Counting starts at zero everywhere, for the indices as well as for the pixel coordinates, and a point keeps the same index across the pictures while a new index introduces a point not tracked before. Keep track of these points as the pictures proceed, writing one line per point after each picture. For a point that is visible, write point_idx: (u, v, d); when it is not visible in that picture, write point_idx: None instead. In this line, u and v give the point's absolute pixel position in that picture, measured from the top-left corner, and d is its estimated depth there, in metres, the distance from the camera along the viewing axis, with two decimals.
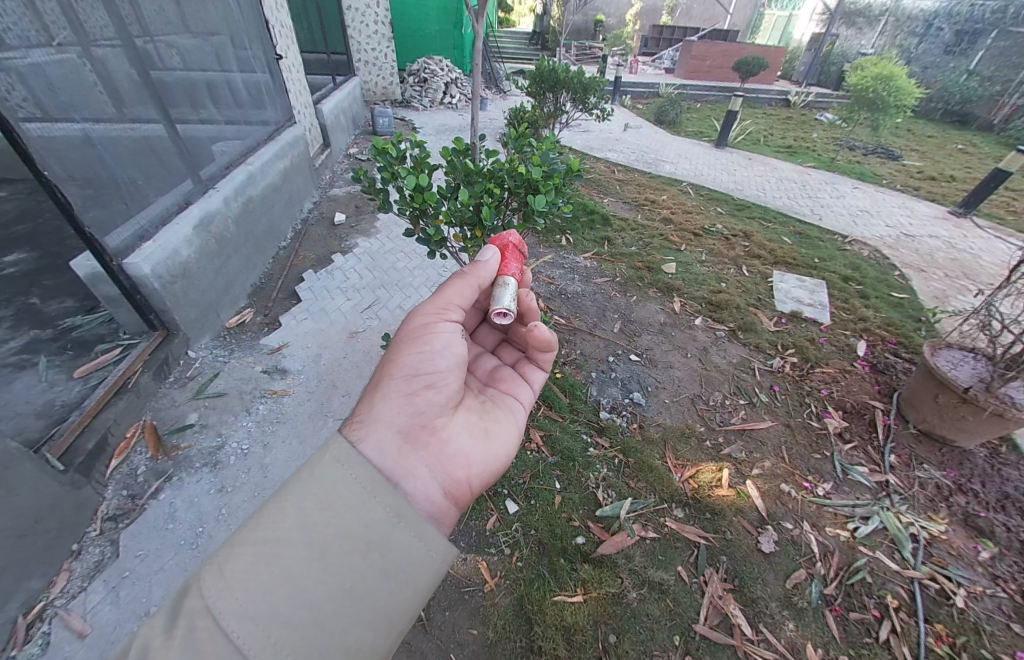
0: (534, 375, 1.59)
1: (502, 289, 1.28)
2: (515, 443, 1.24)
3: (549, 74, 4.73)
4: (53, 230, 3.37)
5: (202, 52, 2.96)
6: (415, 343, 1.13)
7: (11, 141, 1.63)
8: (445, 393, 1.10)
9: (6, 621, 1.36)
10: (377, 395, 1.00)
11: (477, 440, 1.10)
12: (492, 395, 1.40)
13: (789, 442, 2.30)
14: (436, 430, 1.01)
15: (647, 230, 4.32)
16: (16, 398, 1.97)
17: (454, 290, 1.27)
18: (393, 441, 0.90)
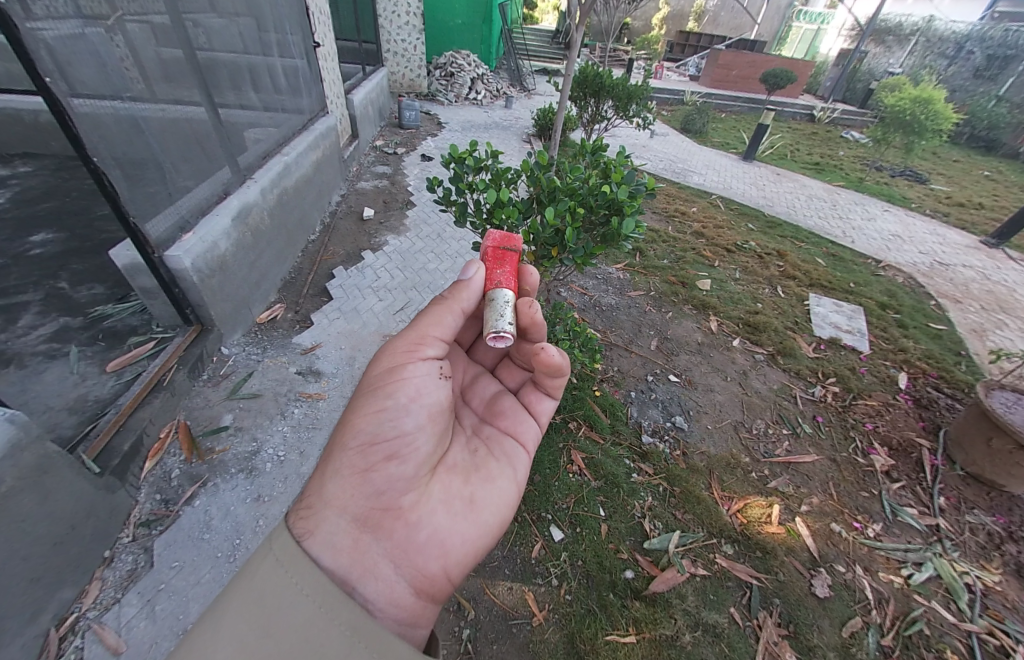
0: (540, 406, 1.35)
1: (494, 308, 1.07)
2: (510, 507, 1.07)
3: (593, 79, 4.71)
4: (79, 210, 3.30)
5: (245, 36, 2.88)
6: (374, 398, 0.97)
7: (58, 116, 1.55)
8: (413, 458, 0.95)
9: (39, 634, 1.31)
10: (328, 470, 0.88)
11: (457, 513, 0.95)
12: (487, 439, 1.20)
13: (837, 478, 2.22)
14: (402, 511, 0.88)
15: (679, 243, 4.23)
16: (46, 389, 1.90)
17: (434, 319, 1.11)
18: (346, 531, 0.79)
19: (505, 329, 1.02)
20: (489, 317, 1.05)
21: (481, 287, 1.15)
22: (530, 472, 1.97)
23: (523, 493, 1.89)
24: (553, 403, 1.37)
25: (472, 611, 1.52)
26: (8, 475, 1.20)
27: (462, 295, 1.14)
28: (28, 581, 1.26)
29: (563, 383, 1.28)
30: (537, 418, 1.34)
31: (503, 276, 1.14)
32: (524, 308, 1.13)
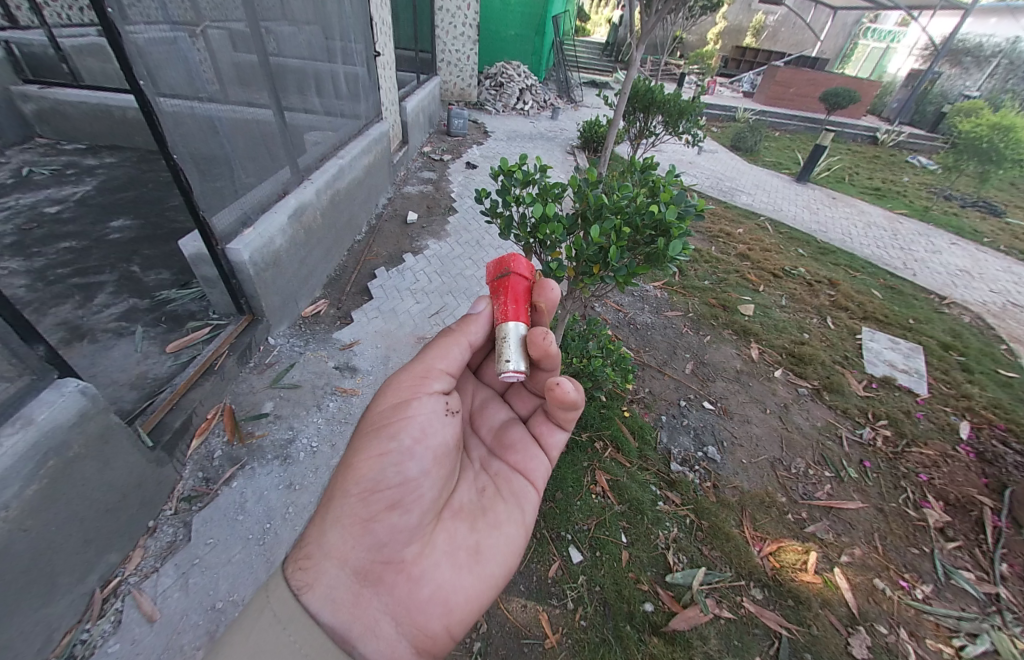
0: (553, 438, 1.30)
1: (504, 344, 1.00)
2: (517, 554, 1.06)
3: (644, 94, 4.67)
4: (153, 200, 3.60)
5: (314, 45, 3.07)
6: (375, 443, 0.95)
7: (147, 114, 1.70)
8: (416, 507, 0.95)
9: (86, 593, 1.42)
10: (329, 516, 0.89)
11: (461, 564, 0.96)
12: (495, 475, 1.19)
13: (883, 530, 2.04)
14: (404, 564, 0.89)
15: (722, 265, 4.10)
16: (113, 364, 2.08)
17: (439, 352, 1.09)
18: (345, 588, 0.81)
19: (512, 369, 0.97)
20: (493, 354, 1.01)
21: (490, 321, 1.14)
22: (553, 488, 1.95)
23: (544, 510, 1.87)
24: (566, 435, 1.31)
25: (485, 624, 1.51)
26: (75, 442, 1.32)
27: (470, 329, 1.13)
28: (81, 542, 1.38)
29: (576, 418, 1.22)
30: (548, 451, 1.29)
31: (513, 306, 1.05)
32: (535, 336, 1.00)
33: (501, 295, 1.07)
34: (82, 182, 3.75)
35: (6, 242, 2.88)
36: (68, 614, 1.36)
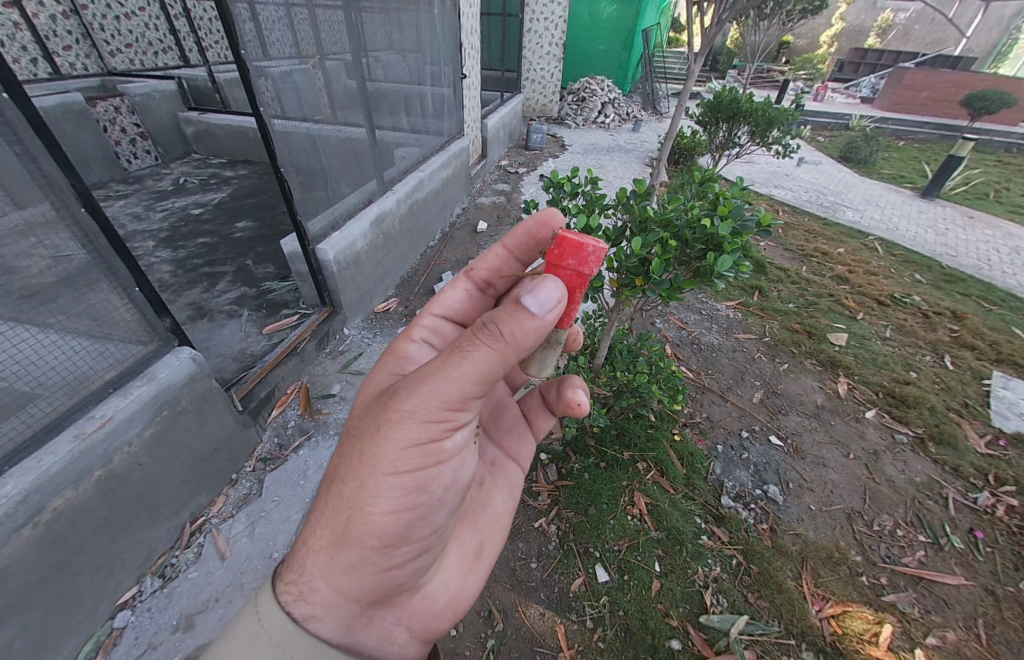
0: (543, 423, 1.44)
1: (551, 350, 0.98)
2: (503, 535, 1.24)
3: (728, 103, 4.44)
4: (271, 207, 4.28)
5: (406, 69, 3.42)
6: (394, 492, 0.78)
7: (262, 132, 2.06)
8: (433, 541, 0.93)
9: (179, 524, 1.75)
10: (338, 560, 0.77)
11: (464, 563, 1.11)
12: (491, 464, 1.30)
13: (992, 617, 1.60)
14: (415, 581, 0.94)
15: (811, 288, 3.65)
16: (224, 339, 2.52)
17: (479, 380, 0.77)
18: (359, 617, 0.81)
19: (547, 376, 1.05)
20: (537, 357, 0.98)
21: (547, 327, 0.79)
22: (585, 502, 1.91)
23: (574, 523, 1.84)
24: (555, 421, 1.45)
25: (500, 623, 1.54)
26: (182, 397, 1.66)
27: (523, 342, 0.76)
28: (180, 482, 1.72)
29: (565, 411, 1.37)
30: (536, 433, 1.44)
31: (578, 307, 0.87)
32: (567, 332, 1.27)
33: (569, 295, 0.84)
34: (222, 190, 4.59)
35: (165, 237, 3.64)
36: (165, 538, 1.69)
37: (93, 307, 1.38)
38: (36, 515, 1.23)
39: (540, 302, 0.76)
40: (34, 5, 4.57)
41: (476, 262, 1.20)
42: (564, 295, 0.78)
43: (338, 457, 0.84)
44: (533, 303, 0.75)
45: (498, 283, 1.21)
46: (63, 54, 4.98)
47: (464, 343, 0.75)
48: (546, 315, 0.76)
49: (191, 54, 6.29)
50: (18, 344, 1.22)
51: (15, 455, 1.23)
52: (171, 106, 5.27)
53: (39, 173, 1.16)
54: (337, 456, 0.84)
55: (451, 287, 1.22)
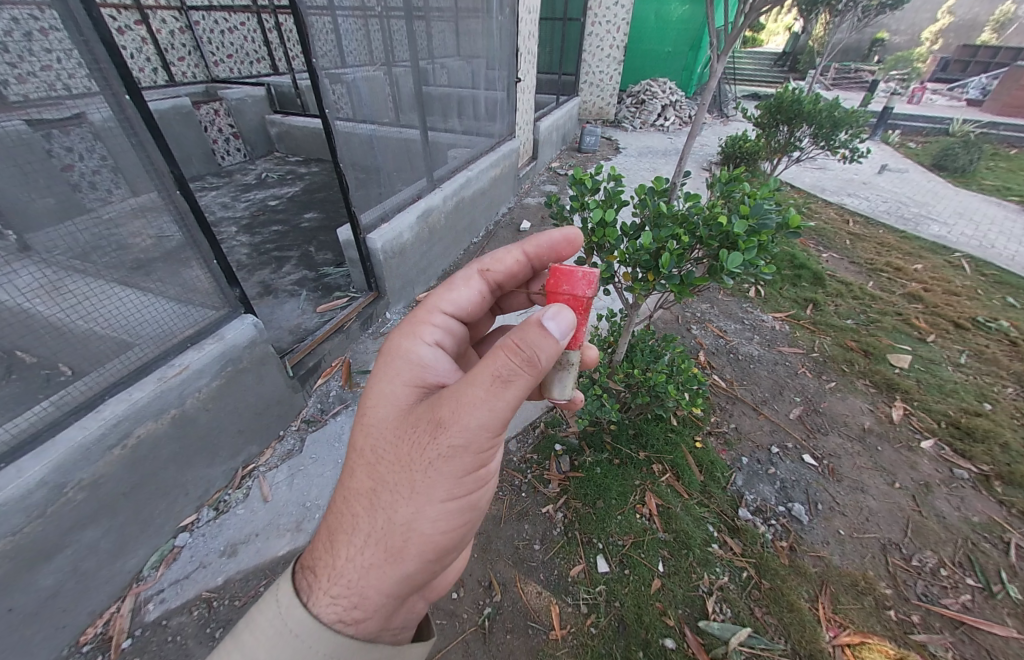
0: None
1: (564, 373, 1.02)
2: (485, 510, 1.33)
3: (790, 104, 4.37)
4: (335, 200, 4.70)
5: (463, 73, 3.61)
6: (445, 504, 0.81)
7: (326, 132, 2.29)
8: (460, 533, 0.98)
9: (234, 467, 2.03)
10: (390, 574, 0.78)
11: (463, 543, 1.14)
12: None
13: None
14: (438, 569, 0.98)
15: (876, 305, 3.34)
16: (284, 314, 2.85)
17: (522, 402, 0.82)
18: (402, 609, 0.84)
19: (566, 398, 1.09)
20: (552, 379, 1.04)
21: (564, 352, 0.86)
22: (594, 495, 1.93)
23: (581, 514, 1.88)
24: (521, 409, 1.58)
25: (498, 595, 1.63)
26: (244, 357, 1.92)
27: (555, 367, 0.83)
28: (238, 430, 1.99)
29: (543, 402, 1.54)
30: None
31: (583, 325, 0.95)
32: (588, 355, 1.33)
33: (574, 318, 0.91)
34: (295, 185, 5.11)
35: (245, 224, 4.13)
36: (221, 477, 1.98)
37: (181, 276, 1.65)
38: (125, 438, 1.51)
39: (561, 326, 0.83)
40: (157, 22, 5.45)
41: (492, 260, 1.15)
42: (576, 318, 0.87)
43: (379, 479, 0.82)
44: (554, 325, 0.82)
45: (506, 285, 1.22)
46: (178, 64, 5.81)
47: (506, 371, 0.77)
48: (564, 337, 0.84)
49: (280, 63, 7.07)
50: (124, 299, 1.51)
51: (113, 387, 1.52)
52: (260, 109, 5.94)
53: (148, 160, 1.42)
54: (376, 478, 0.82)
55: (462, 284, 1.13)
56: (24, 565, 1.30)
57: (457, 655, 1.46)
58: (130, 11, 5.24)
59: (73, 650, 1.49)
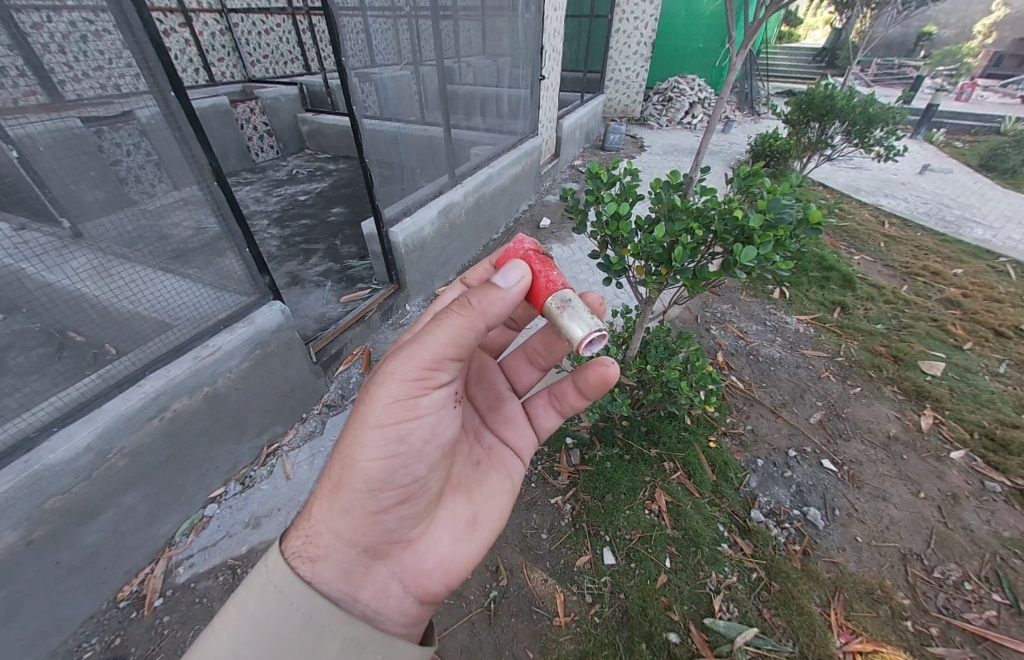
0: (542, 415, 1.41)
1: (570, 312, 0.88)
2: (504, 516, 1.17)
3: (822, 101, 4.27)
4: (360, 196, 4.83)
5: (488, 71, 3.66)
6: (379, 439, 0.87)
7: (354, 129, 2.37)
8: (423, 494, 0.96)
9: (260, 445, 2.15)
10: (334, 505, 0.86)
11: (458, 535, 1.04)
12: (487, 448, 1.27)
13: None
14: (410, 539, 0.95)
15: (909, 310, 3.19)
16: (310, 303, 2.97)
17: (448, 341, 0.87)
18: (355, 562, 0.85)
19: (599, 329, 0.86)
20: (563, 324, 0.89)
21: (518, 291, 0.89)
22: (603, 489, 1.95)
23: (589, 506, 1.89)
24: (559, 420, 1.42)
25: (505, 579, 1.67)
26: (271, 341, 2.03)
27: (487, 308, 0.88)
28: (263, 410, 2.10)
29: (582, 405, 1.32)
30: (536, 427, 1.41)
31: (551, 270, 0.95)
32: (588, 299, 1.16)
33: (536, 267, 0.97)
34: (324, 181, 5.29)
35: (276, 218, 4.31)
36: (248, 454, 2.09)
37: (218, 263, 1.76)
38: (162, 411, 1.63)
39: (505, 276, 0.89)
40: (200, 24, 5.74)
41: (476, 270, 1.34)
42: (524, 267, 0.91)
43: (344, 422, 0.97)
44: (501, 279, 0.89)
45: None
46: (218, 64, 6.11)
47: (433, 314, 0.89)
48: (513, 287, 0.89)
49: (313, 62, 7.31)
50: (165, 284, 1.62)
51: (153, 363, 1.64)
52: (293, 108, 6.16)
53: (189, 153, 1.51)
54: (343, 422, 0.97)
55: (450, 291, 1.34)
56: (71, 523, 1.43)
57: (463, 634, 1.51)
58: (176, 15, 5.54)
59: (111, 606, 1.62)
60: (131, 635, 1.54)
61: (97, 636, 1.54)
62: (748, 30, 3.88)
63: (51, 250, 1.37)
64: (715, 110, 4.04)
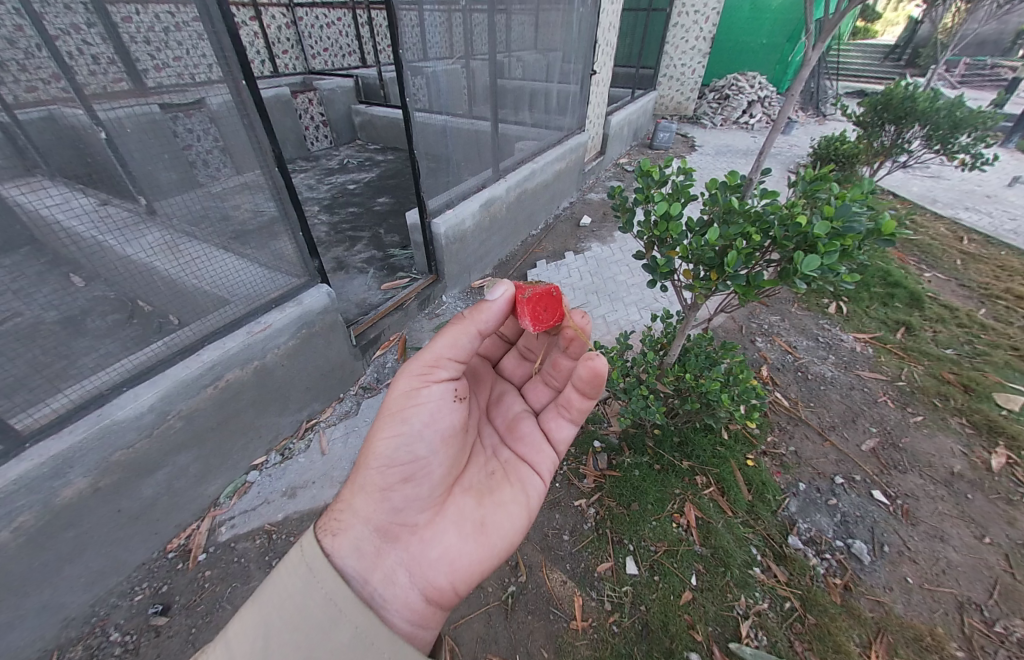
0: (560, 433, 1.35)
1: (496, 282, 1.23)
2: (518, 533, 1.10)
3: (901, 102, 3.92)
4: (405, 187, 4.95)
5: (538, 65, 3.62)
6: (391, 422, 0.98)
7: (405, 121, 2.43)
8: (429, 481, 1.00)
9: (299, 421, 2.27)
10: (356, 484, 0.96)
11: (465, 532, 1.01)
12: (503, 462, 1.24)
13: None
14: (417, 525, 0.97)
15: (985, 335, 2.90)
16: (353, 289, 3.08)
17: (447, 340, 1.03)
18: (368, 541, 0.89)
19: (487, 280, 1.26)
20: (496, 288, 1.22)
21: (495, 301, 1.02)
22: (629, 497, 1.91)
23: (614, 513, 1.86)
24: (573, 429, 1.36)
25: (523, 576, 1.67)
26: (317, 322, 2.12)
27: (480, 316, 1.04)
28: (305, 388, 2.21)
29: (590, 407, 1.28)
30: (554, 447, 1.34)
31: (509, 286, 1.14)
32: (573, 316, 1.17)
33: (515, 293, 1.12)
34: (372, 171, 5.46)
35: (326, 205, 4.51)
36: (288, 428, 2.21)
37: (272, 247, 1.86)
38: (216, 380, 1.75)
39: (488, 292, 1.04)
40: (269, 18, 6.06)
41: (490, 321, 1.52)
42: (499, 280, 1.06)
43: None
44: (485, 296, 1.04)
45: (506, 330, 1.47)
46: (282, 56, 6.44)
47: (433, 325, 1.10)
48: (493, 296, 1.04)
49: (369, 55, 7.53)
50: (224, 261, 1.72)
51: (212, 335, 1.76)
52: (347, 99, 6.40)
53: (255, 139, 1.61)
54: None
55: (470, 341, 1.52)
56: (131, 478, 1.56)
57: (479, 625, 1.53)
58: (248, 8, 5.86)
59: (161, 555, 1.76)
60: (176, 585, 1.67)
61: (147, 582, 1.67)
62: (828, 25, 3.59)
63: (128, 226, 1.50)
64: (783, 111, 3.77)
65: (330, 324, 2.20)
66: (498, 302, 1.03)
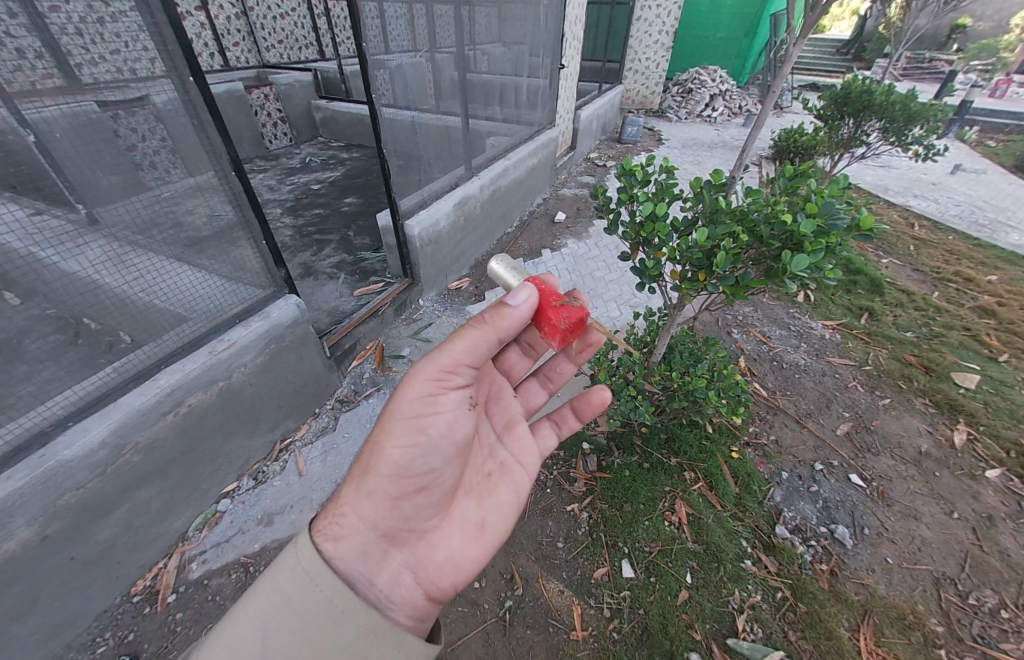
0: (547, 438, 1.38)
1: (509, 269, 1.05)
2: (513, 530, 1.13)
3: (859, 96, 4.06)
4: (373, 186, 4.77)
5: (505, 59, 3.54)
6: (405, 428, 0.89)
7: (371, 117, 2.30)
8: (439, 488, 0.96)
9: (272, 441, 2.13)
10: (360, 487, 0.86)
11: (468, 535, 1.01)
12: (500, 461, 1.22)
13: None
14: (424, 531, 0.93)
15: (940, 317, 3.07)
16: (323, 296, 2.93)
17: (466, 347, 0.93)
18: (376, 546, 0.82)
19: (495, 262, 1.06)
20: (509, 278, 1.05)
21: (520, 309, 0.92)
22: (621, 498, 1.90)
23: (607, 515, 1.84)
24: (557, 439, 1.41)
25: (520, 588, 1.63)
26: (287, 335, 1.99)
27: (500, 322, 0.93)
28: (278, 405, 2.08)
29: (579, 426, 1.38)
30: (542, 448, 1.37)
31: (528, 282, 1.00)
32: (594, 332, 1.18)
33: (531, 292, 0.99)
34: (337, 170, 5.23)
35: (289, 207, 4.27)
36: (261, 449, 2.07)
37: (233, 256, 1.72)
38: (177, 406, 1.60)
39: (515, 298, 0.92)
40: (215, 8, 5.66)
41: None
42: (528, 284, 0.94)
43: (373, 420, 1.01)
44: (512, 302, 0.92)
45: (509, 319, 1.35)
46: (232, 49, 6.05)
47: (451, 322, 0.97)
48: (518, 303, 0.92)
49: (327, 48, 7.19)
50: (179, 274, 1.57)
51: (170, 357, 1.61)
52: (307, 94, 6.08)
53: (207, 141, 1.46)
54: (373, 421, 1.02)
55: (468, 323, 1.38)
56: (87, 519, 1.42)
57: (477, 644, 1.47)
58: None
59: (125, 600, 1.60)
60: (144, 631, 1.52)
61: (110, 630, 1.52)
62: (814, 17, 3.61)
63: (65, 240, 1.31)
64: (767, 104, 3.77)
65: (301, 336, 2.07)
66: (523, 310, 0.92)
